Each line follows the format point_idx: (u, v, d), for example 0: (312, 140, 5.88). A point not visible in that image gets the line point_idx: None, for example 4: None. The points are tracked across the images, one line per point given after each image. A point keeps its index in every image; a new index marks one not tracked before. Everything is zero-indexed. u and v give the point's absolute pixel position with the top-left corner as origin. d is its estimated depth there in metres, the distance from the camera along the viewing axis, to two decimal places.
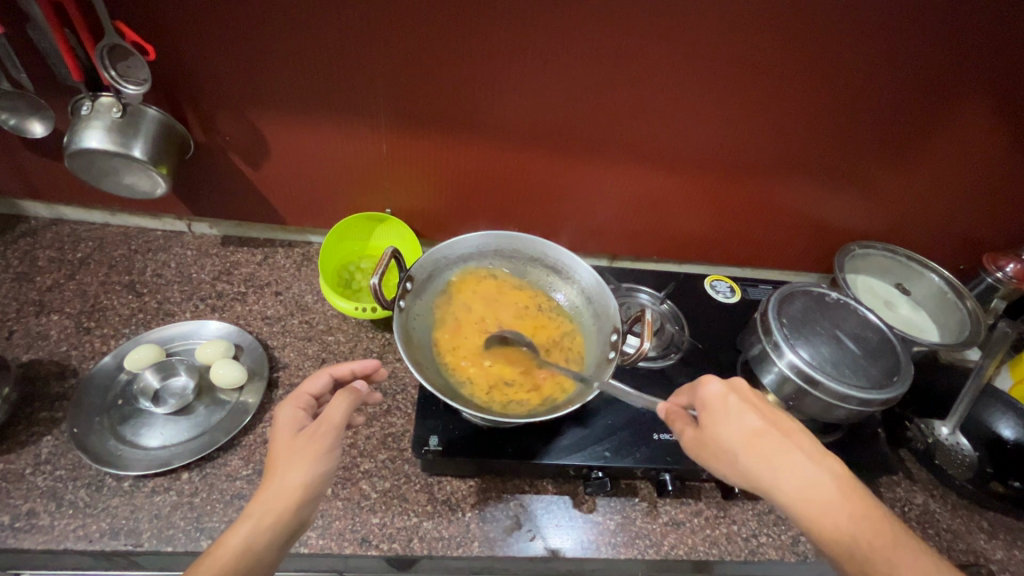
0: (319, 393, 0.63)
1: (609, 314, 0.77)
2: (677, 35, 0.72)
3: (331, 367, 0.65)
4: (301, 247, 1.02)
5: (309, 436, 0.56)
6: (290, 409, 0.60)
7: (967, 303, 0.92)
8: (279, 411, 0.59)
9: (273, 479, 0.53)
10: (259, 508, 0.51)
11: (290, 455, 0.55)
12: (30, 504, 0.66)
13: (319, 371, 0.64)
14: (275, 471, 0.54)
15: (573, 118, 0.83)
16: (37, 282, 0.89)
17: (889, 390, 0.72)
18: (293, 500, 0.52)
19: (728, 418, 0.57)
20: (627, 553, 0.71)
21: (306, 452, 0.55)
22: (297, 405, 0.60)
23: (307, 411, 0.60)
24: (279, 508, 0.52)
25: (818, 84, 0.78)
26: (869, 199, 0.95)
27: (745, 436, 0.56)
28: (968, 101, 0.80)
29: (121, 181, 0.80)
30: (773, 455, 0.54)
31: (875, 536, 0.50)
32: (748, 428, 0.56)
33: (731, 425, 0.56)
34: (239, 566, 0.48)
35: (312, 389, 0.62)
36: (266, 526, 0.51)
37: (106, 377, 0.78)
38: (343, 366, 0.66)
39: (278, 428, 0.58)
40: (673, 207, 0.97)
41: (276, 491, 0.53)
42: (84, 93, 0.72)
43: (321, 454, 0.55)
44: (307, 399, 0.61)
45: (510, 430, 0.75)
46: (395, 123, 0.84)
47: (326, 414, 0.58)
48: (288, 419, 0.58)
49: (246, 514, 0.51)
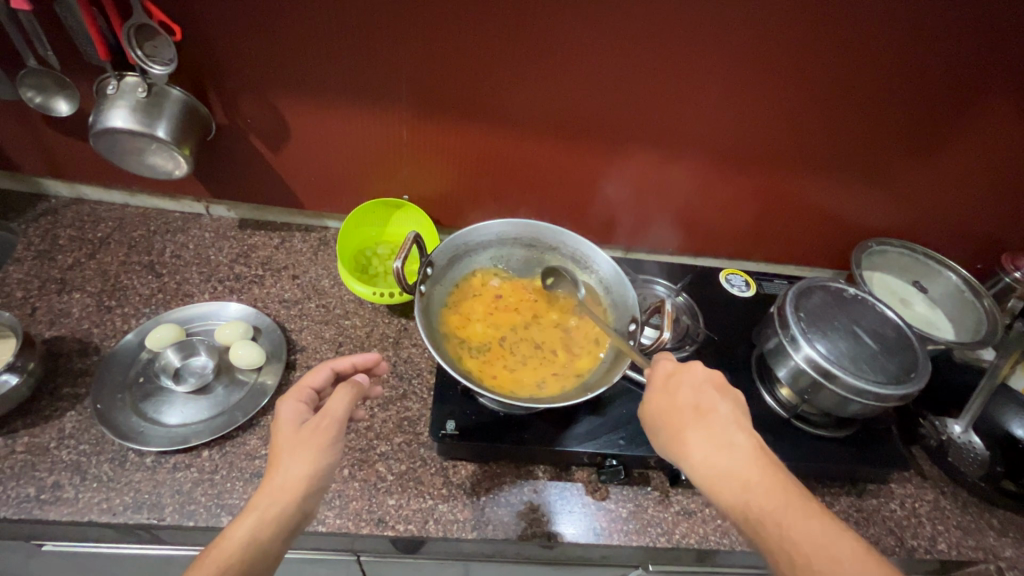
0: (321, 386, 0.63)
1: (627, 304, 0.77)
2: (704, 23, 0.72)
3: (332, 360, 0.65)
4: (318, 232, 1.03)
5: (313, 429, 0.56)
6: (293, 402, 0.60)
7: (985, 303, 0.92)
8: (280, 406, 0.59)
9: (278, 472, 0.54)
10: (262, 501, 0.52)
11: (294, 449, 0.55)
12: (54, 477, 0.67)
13: (321, 364, 0.64)
14: (279, 463, 0.54)
15: (595, 107, 0.82)
16: (59, 260, 0.90)
17: (905, 385, 0.72)
18: (297, 493, 0.53)
19: (663, 393, 0.61)
20: (639, 541, 0.72)
21: (310, 445, 0.55)
22: (298, 399, 0.60)
23: (308, 405, 0.61)
24: (282, 501, 0.52)
25: (843, 80, 0.77)
26: (887, 196, 0.95)
27: (673, 412, 0.59)
28: (996, 98, 0.79)
29: (143, 161, 0.80)
30: (690, 430, 0.57)
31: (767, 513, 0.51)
32: (680, 406, 0.59)
33: (659, 399, 0.61)
34: (242, 559, 0.49)
35: (314, 383, 0.62)
36: (270, 518, 0.51)
37: (128, 356, 0.79)
38: (344, 360, 0.66)
39: (279, 423, 0.58)
40: (690, 200, 0.97)
41: (279, 483, 0.53)
42: (110, 72, 0.72)
43: (325, 446, 0.56)
44: (309, 393, 0.61)
45: (527, 416, 0.75)
46: (414, 109, 0.84)
47: (329, 407, 0.58)
48: (290, 414, 0.58)
49: (251, 507, 0.52)
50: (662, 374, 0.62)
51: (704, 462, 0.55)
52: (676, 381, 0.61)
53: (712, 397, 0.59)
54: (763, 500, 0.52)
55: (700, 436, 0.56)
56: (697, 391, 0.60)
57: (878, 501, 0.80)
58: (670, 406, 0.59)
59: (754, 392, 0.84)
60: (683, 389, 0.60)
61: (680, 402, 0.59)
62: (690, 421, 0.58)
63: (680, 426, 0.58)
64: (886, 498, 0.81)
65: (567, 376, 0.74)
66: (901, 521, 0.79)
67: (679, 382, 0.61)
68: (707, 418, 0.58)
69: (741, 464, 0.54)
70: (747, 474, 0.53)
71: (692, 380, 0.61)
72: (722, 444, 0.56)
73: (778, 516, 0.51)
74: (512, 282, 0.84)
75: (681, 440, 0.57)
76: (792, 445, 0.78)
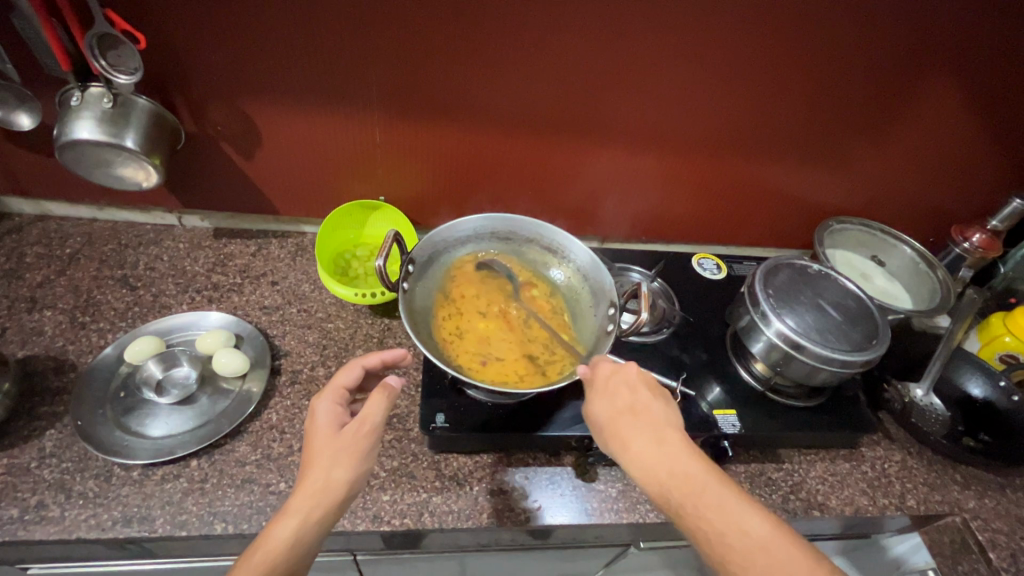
0: (353, 386, 0.63)
1: (604, 289, 0.80)
2: (663, 17, 0.75)
3: (361, 358, 0.65)
4: (295, 238, 1.03)
5: (352, 434, 0.56)
6: (330, 405, 0.59)
7: (938, 273, 0.97)
8: (317, 408, 0.59)
9: (317, 476, 0.54)
10: (305, 504, 0.52)
11: (333, 454, 0.55)
12: (38, 497, 0.66)
13: (352, 363, 0.63)
14: (319, 468, 0.54)
15: (565, 101, 0.85)
16: (27, 279, 0.87)
17: (868, 351, 0.77)
18: (337, 498, 0.53)
19: (604, 393, 0.63)
20: (629, 518, 0.74)
21: (350, 452, 0.55)
22: (334, 400, 0.60)
23: (344, 407, 0.60)
24: (324, 504, 0.52)
25: (797, 68, 0.82)
26: (844, 177, 1.00)
27: (611, 413, 0.61)
28: (936, 80, 0.84)
29: (111, 173, 0.79)
30: (629, 429, 0.59)
31: (698, 501, 0.54)
32: (620, 406, 0.61)
33: (601, 398, 0.62)
34: (286, 559, 0.50)
35: (347, 382, 0.62)
36: (315, 522, 0.52)
37: (107, 370, 0.78)
38: (373, 357, 0.65)
39: (317, 427, 0.58)
40: (661, 188, 1.01)
41: (321, 487, 0.53)
42: (73, 84, 0.71)
43: (364, 453, 0.56)
44: (343, 393, 0.61)
45: (515, 405, 0.77)
46: (386, 111, 0.85)
47: (367, 413, 0.57)
48: (328, 416, 0.58)
49: (291, 509, 0.52)
50: (601, 373, 0.65)
51: (638, 457, 0.57)
52: (615, 379, 0.64)
53: (650, 395, 0.62)
54: (691, 489, 0.54)
55: (640, 432, 0.59)
56: (635, 392, 0.62)
57: (850, 465, 0.85)
58: (613, 404, 0.61)
59: (730, 369, 0.88)
60: (622, 388, 0.63)
61: (619, 404, 0.61)
62: (627, 420, 0.60)
63: (621, 423, 0.60)
64: (857, 462, 0.85)
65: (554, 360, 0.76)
66: (873, 482, 0.83)
67: (620, 382, 0.63)
68: (645, 419, 0.60)
69: (674, 461, 0.56)
70: (679, 468, 0.56)
71: (629, 380, 0.63)
72: (659, 443, 0.58)
73: (705, 502, 0.53)
74: (493, 271, 0.85)
75: (620, 437, 0.59)
76: (768, 416, 0.82)
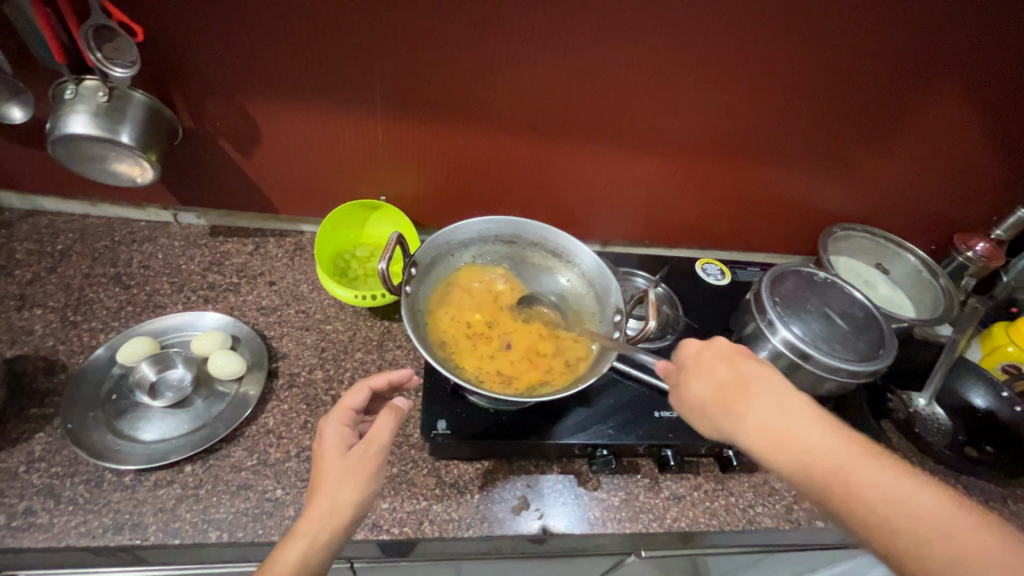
0: (360, 407, 0.60)
1: (609, 294, 0.78)
2: (674, 22, 0.74)
3: (368, 378, 0.63)
4: (294, 237, 1.01)
5: (359, 456, 0.54)
6: (336, 426, 0.57)
7: (941, 281, 0.97)
8: (324, 429, 0.57)
9: (324, 498, 0.52)
10: (311, 527, 0.51)
11: (340, 477, 0.53)
12: (26, 502, 0.64)
13: (359, 383, 0.61)
14: (325, 491, 0.53)
15: (572, 104, 0.84)
16: (16, 276, 0.85)
17: (875, 361, 0.76)
18: (343, 521, 0.52)
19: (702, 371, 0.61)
20: (632, 528, 0.73)
21: (358, 473, 0.54)
22: (341, 421, 0.58)
23: (352, 428, 0.58)
24: (331, 527, 0.51)
25: (807, 74, 0.81)
26: (849, 184, 0.99)
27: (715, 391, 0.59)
28: (946, 89, 0.84)
29: (105, 168, 0.77)
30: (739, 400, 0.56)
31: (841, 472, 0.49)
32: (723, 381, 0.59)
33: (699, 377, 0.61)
34: None
35: (354, 404, 0.60)
36: (321, 544, 0.50)
37: (99, 372, 0.76)
38: (381, 377, 0.63)
39: (324, 448, 0.56)
40: (665, 193, 1.00)
41: (328, 510, 0.52)
42: (66, 76, 0.69)
43: (371, 475, 0.54)
44: (350, 415, 0.59)
45: (518, 412, 0.76)
46: (391, 110, 0.83)
47: (374, 434, 0.56)
48: (335, 437, 0.56)
49: (300, 532, 0.51)
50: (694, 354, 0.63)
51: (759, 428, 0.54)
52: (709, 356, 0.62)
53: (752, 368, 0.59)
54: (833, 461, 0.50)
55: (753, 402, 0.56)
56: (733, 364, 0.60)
57: None
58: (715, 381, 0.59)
59: None
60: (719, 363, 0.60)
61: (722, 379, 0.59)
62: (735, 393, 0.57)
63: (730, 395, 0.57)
64: None
65: (556, 366, 0.75)
66: None
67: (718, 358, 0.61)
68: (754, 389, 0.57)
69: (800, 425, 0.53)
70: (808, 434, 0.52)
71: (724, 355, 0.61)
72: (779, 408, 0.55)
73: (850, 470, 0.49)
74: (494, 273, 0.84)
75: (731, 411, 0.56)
76: None
